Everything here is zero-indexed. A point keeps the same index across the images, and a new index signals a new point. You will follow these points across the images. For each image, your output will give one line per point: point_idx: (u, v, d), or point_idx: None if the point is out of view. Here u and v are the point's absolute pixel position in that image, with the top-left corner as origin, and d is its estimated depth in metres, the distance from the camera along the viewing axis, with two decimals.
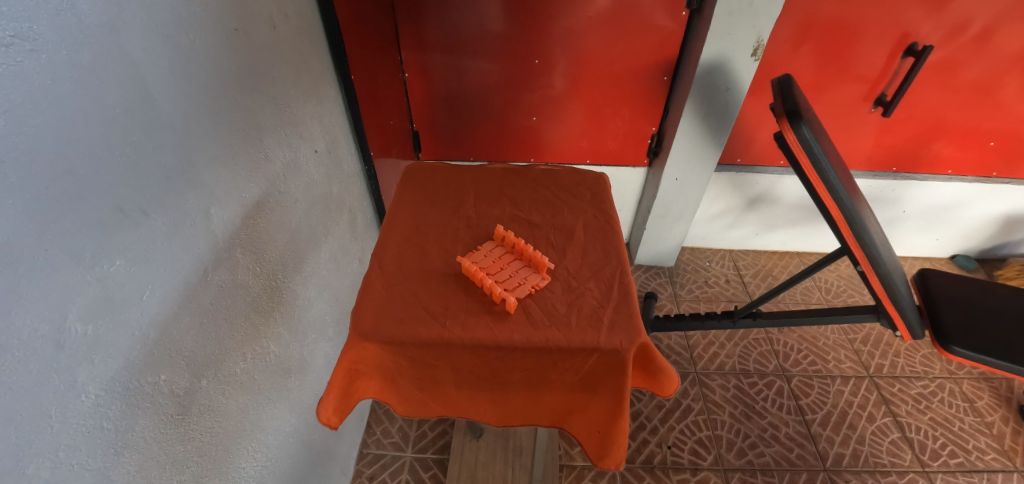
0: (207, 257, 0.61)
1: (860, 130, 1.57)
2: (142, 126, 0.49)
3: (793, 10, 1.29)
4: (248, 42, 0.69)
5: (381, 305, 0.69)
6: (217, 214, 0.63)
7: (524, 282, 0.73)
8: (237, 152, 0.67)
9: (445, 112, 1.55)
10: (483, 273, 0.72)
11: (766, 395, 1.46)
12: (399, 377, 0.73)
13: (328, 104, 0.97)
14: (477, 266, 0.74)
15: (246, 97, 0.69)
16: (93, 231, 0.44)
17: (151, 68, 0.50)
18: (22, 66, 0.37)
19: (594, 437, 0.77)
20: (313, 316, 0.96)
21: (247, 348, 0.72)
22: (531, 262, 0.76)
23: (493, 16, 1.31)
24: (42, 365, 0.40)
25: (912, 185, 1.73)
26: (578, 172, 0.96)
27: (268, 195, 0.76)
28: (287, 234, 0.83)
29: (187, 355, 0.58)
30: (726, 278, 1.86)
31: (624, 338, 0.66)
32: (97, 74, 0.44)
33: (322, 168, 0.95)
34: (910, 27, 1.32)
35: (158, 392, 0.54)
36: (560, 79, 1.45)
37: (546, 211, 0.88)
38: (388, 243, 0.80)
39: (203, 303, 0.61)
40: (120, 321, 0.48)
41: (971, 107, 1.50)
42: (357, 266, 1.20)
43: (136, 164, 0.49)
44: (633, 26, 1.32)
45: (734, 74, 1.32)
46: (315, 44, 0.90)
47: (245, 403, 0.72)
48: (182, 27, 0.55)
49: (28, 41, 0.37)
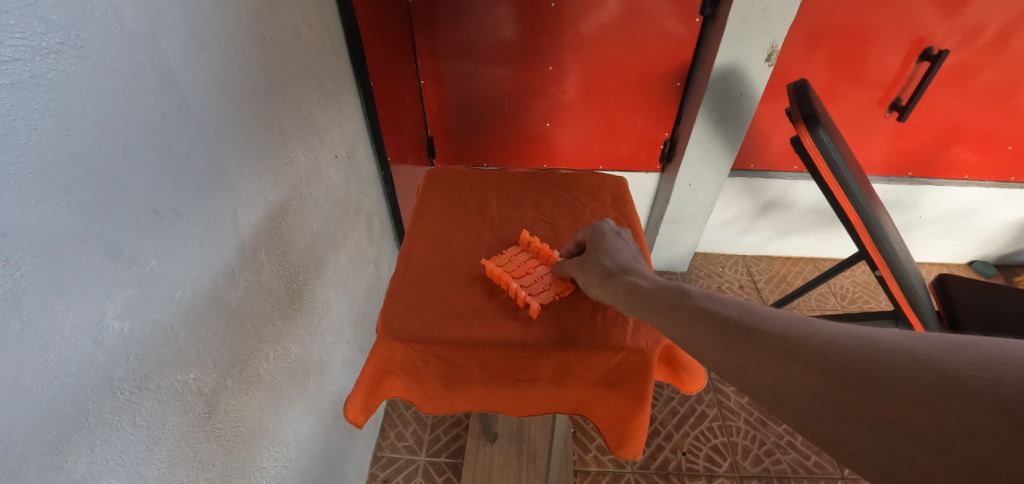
0: (234, 259, 0.62)
1: (875, 135, 1.56)
2: (176, 130, 0.51)
3: (806, 15, 1.29)
4: (274, 50, 0.71)
5: (409, 305, 0.70)
6: (245, 216, 0.64)
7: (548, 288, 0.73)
8: (264, 156, 0.69)
9: (458, 119, 1.57)
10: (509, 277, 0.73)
11: None
12: (423, 378, 0.73)
13: (348, 110, 0.98)
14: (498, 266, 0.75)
15: (272, 102, 0.71)
16: (131, 232, 0.46)
17: (186, 73, 0.52)
18: (70, 73, 0.39)
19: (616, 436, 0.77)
20: (332, 318, 0.97)
21: (270, 349, 0.73)
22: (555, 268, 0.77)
23: (506, 23, 1.33)
24: (82, 360, 0.41)
25: (928, 190, 1.71)
26: (599, 176, 0.96)
27: (292, 199, 0.77)
28: (308, 237, 0.84)
29: (215, 355, 0.60)
30: (739, 283, 1.85)
31: (648, 339, 0.66)
32: (137, 79, 0.45)
33: (342, 173, 0.97)
34: (925, 30, 1.31)
35: (187, 391, 0.55)
36: (572, 86, 1.47)
37: (569, 213, 0.88)
38: (413, 246, 0.80)
39: (229, 304, 0.62)
40: (152, 320, 0.49)
41: (988, 111, 1.48)
42: (374, 270, 1.21)
43: (170, 166, 0.50)
44: (645, 32, 1.33)
45: (748, 79, 1.32)
46: (335, 51, 0.92)
47: (268, 403, 0.73)
48: (214, 34, 0.57)
49: (76, 48, 0.39)
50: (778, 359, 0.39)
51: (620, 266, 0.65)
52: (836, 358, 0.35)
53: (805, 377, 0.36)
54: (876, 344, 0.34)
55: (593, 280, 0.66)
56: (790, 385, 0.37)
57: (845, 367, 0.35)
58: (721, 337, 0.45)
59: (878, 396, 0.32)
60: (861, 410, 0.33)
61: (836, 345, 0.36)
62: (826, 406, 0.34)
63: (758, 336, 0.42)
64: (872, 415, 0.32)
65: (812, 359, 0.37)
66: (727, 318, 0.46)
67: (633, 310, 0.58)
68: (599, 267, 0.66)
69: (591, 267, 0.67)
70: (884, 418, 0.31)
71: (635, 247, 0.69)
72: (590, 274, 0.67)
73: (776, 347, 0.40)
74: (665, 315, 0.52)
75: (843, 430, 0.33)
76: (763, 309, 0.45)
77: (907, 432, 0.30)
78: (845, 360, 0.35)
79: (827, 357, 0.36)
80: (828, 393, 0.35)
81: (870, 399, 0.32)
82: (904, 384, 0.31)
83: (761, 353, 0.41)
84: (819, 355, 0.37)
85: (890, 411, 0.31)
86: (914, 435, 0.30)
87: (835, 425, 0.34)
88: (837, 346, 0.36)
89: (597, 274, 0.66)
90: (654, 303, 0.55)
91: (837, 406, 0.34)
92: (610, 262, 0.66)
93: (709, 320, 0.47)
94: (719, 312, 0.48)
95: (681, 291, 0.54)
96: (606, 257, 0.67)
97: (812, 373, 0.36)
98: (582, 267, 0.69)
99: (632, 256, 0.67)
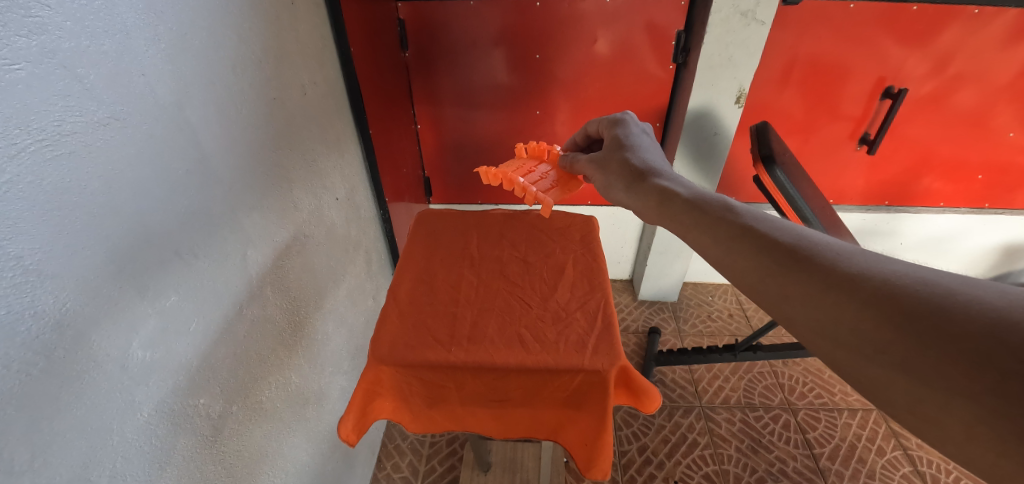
0: (242, 294, 0.69)
1: (850, 167, 1.65)
2: (196, 183, 0.58)
3: (774, 58, 1.39)
4: (283, 108, 0.80)
5: (396, 333, 0.77)
6: (253, 256, 0.72)
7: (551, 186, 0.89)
8: (272, 201, 0.77)
9: (454, 159, 1.67)
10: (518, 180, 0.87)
11: (773, 429, 1.46)
12: (409, 397, 0.78)
13: (348, 157, 1.08)
14: (508, 171, 0.88)
15: (280, 154, 0.79)
16: (156, 270, 0.53)
17: (207, 133, 0.60)
18: (115, 141, 0.46)
19: (583, 450, 0.80)
20: (332, 350, 1.03)
21: (272, 377, 0.79)
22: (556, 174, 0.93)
23: (497, 71, 1.44)
24: (110, 384, 0.48)
25: (905, 217, 1.79)
26: (569, 215, 1.02)
27: (296, 239, 0.85)
28: (311, 273, 0.91)
29: (222, 383, 0.66)
30: (729, 311, 1.90)
31: (605, 360, 0.72)
32: (166, 142, 0.53)
33: (342, 213, 1.05)
34: (886, 71, 1.41)
35: (197, 414, 0.60)
36: (561, 126, 1.57)
37: (567, 148, 1.02)
38: (402, 279, 0.88)
39: (237, 336, 0.68)
40: (169, 349, 0.55)
41: (956, 141, 1.56)
42: (372, 303, 1.28)
43: (190, 215, 0.58)
44: (627, 77, 1.44)
45: (720, 120, 1.44)
46: (338, 103, 1.02)
47: (269, 430, 0.79)
48: (232, 98, 0.66)
49: (119, 120, 0.47)
50: (832, 295, 0.42)
51: (645, 166, 0.73)
52: (902, 302, 0.38)
53: (861, 317, 0.40)
54: (948, 297, 0.37)
55: (615, 182, 0.75)
56: (843, 324, 0.41)
57: (914, 313, 0.37)
58: (770, 263, 0.48)
59: (944, 352, 0.35)
60: (919, 360, 0.37)
61: (905, 288, 0.39)
62: (877, 350, 0.39)
63: (812, 267, 0.45)
64: (932, 369, 0.36)
65: (874, 299, 0.40)
66: (777, 242, 0.49)
67: (659, 209, 0.65)
68: (621, 169, 0.75)
69: (614, 169, 0.76)
70: (938, 374, 0.35)
71: (654, 143, 0.80)
72: (612, 175, 0.76)
73: (834, 281, 0.43)
74: (709, 228, 0.56)
75: (890, 373, 0.38)
76: (817, 237, 0.48)
77: (964, 389, 0.34)
78: (913, 306, 0.38)
79: (892, 299, 0.39)
80: (889, 341, 0.38)
81: (936, 355, 0.36)
82: (972, 346, 0.34)
83: (816, 285, 0.44)
84: (885, 297, 0.39)
85: (950, 368, 0.35)
86: (970, 394, 0.34)
87: (880, 369, 0.39)
88: (904, 290, 0.39)
89: (620, 176, 0.74)
90: (691, 215, 0.60)
91: (895, 354, 0.38)
92: (632, 164, 0.74)
93: (757, 243, 0.50)
94: (769, 236, 0.50)
95: (725, 205, 0.58)
96: (629, 158, 0.75)
97: (873, 315, 0.39)
98: (603, 168, 0.79)
99: (654, 159, 0.75)
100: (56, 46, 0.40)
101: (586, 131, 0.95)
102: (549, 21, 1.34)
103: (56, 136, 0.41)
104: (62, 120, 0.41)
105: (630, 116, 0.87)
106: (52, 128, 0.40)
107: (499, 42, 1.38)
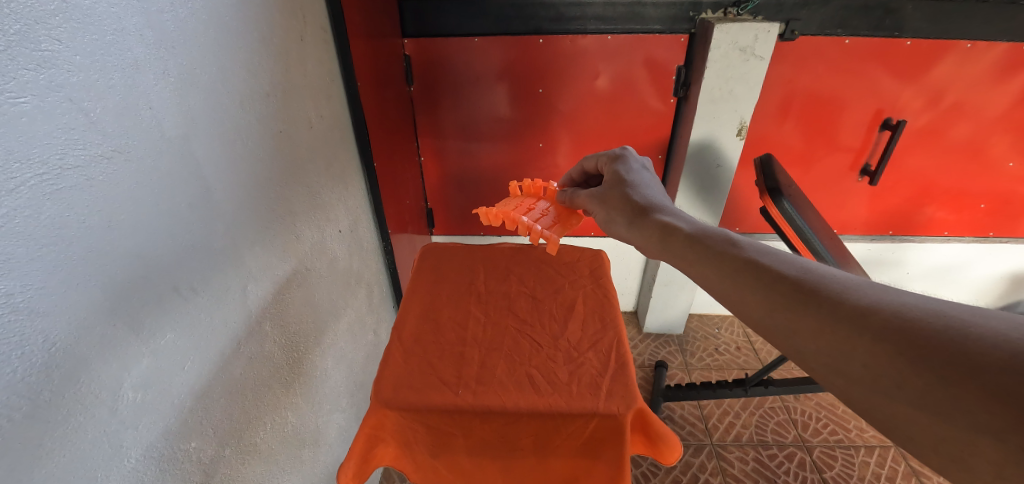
0: (240, 331, 0.67)
1: (852, 198, 1.65)
2: (198, 217, 0.57)
3: (772, 90, 1.42)
4: (288, 140, 0.79)
5: (400, 375, 0.74)
6: (253, 290, 0.70)
7: (553, 222, 0.88)
8: (274, 235, 0.76)
9: (456, 191, 1.68)
10: (519, 217, 0.86)
11: (788, 468, 1.40)
12: (413, 443, 0.75)
13: (352, 190, 1.07)
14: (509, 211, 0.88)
15: (284, 188, 0.79)
16: (152, 307, 0.51)
17: (211, 167, 0.60)
18: (118, 174, 0.46)
19: None
20: (330, 387, 0.99)
21: (268, 418, 0.75)
22: (557, 211, 0.92)
23: (500, 103, 1.46)
24: (97, 428, 0.45)
25: (910, 247, 1.78)
26: (577, 250, 1.01)
27: (298, 272, 0.84)
28: (311, 308, 0.89)
29: (215, 425, 0.62)
30: (736, 344, 1.86)
31: (621, 404, 0.69)
32: (170, 177, 0.52)
33: (344, 246, 1.04)
34: (884, 103, 1.43)
35: (188, 459, 0.57)
36: (564, 158, 1.57)
37: (564, 184, 1.02)
38: (407, 315, 0.86)
39: (234, 374, 0.66)
40: (162, 390, 0.53)
41: (958, 170, 1.57)
42: (372, 339, 1.25)
43: (191, 249, 0.56)
44: (629, 111, 1.46)
45: (722, 152, 1.45)
46: (343, 135, 1.02)
47: (262, 475, 0.74)
48: (238, 130, 0.65)
49: (123, 154, 0.46)
50: (843, 329, 0.40)
51: (645, 202, 0.72)
52: (915, 335, 0.36)
53: (875, 352, 0.38)
54: (963, 329, 0.35)
55: (615, 217, 0.74)
56: (855, 359, 0.39)
57: (928, 347, 0.35)
58: (777, 298, 0.46)
59: (961, 390, 0.33)
60: (938, 396, 0.34)
61: (916, 320, 0.37)
62: (894, 385, 0.37)
63: (819, 299, 0.43)
64: (950, 405, 0.34)
65: (887, 333, 0.38)
66: (783, 275, 0.47)
67: (661, 245, 0.64)
68: (623, 205, 0.74)
69: (614, 205, 0.75)
70: (959, 407, 0.33)
71: (654, 178, 0.80)
72: (614, 211, 0.75)
73: (843, 316, 0.41)
74: (714, 264, 0.54)
75: (909, 409, 0.36)
76: (821, 269, 0.47)
77: (989, 425, 0.32)
78: (926, 340, 0.36)
79: (904, 333, 0.37)
80: (902, 376, 0.36)
81: (956, 391, 0.33)
82: (992, 380, 0.32)
83: (825, 318, 0.42)
84: (897, 329, 0.37)
85: (971, 405, 0.33)
86: (997, 432, 0.31)
87: (898, 404, 0.37)
88: (917, 323, 0.37)
89: (621, 213, 0.73)
90: (694, 249, 0.58)
91: (912, 391, 0.36)
92: (633, 200, 0.73)
93: (764, 278, 0.48)
94: (774, 269, 0.49)
95: (726, 239, 0.56)
96: (630, 195, 0.74)
97: (885, 350, 0.37)
98: (604, 204, 0.78)
99: (655, 194, 0.74)
100: (63, 79, 0.40)
101: (581, 167, 0.96)
102: (551, 56, 1.37)
103: (58, 170, 0.40)
104: (65, 152, 0.40)
105: (630, 151, 0.87)
106: (54, 161, 0.40)
107: (502, 77, 1.41)
